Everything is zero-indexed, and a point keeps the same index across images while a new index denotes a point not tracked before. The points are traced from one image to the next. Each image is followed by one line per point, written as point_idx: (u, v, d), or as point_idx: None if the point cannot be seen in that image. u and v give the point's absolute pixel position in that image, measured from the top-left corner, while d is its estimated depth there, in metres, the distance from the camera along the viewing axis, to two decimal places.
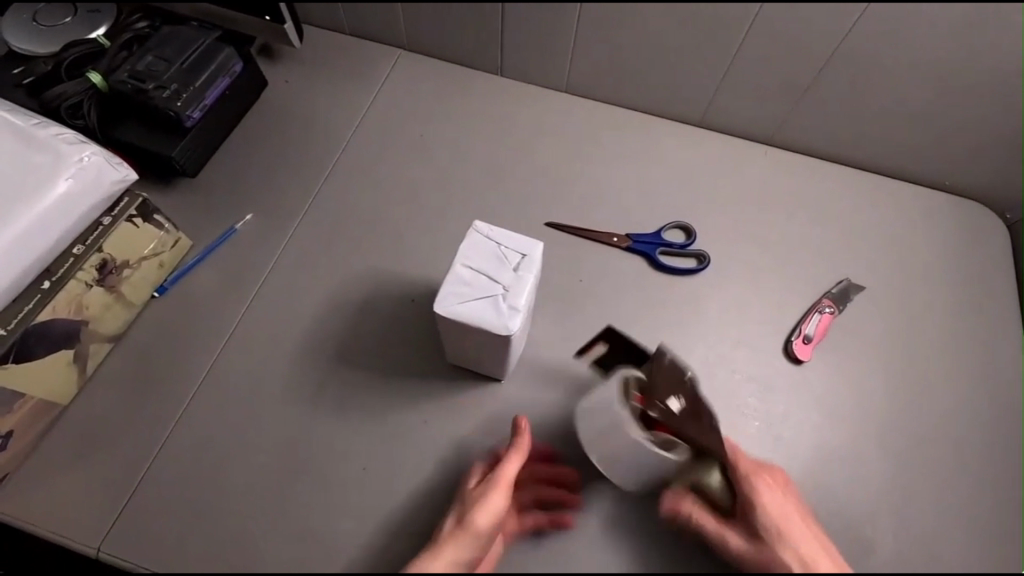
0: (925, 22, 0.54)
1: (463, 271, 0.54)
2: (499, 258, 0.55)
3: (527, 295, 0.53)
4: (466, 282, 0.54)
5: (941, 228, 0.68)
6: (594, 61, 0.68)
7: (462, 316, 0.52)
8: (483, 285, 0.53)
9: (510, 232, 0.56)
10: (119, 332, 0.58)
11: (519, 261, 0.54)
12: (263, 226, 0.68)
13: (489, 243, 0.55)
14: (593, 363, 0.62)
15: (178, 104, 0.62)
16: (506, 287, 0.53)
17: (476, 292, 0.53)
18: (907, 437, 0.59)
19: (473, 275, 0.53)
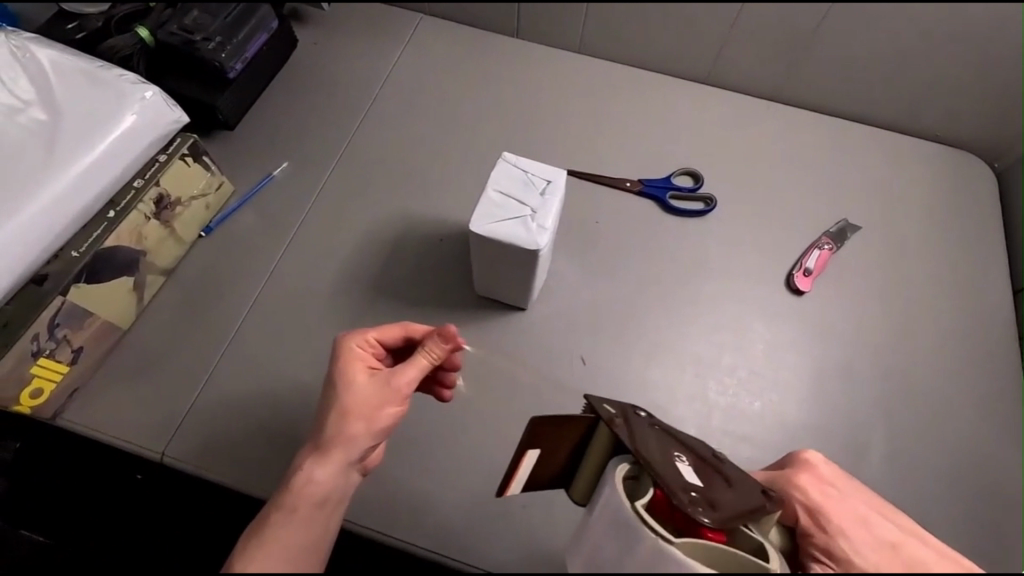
0: None
1: (494, 196, 0.57)
2: (526, 179, 0.57)
3: (554, 216, 0.55)
4: (497, 205, 0.56)
5: (937, 175, 0.79)
6: (607, 29, 0.81)
7: (494, 234, 0.54)
8: (513, 208, 0.56)
9: (535, 161, 0.58)
10: (169, 268, 0.66)
11: (545, 187, 0.57)
12: (302, 169, 0.75)
13: (515, 169, 0.58)
14: (597, 295, 0.69)
15: (223, 55, 0.68)
16: (534, 205, 0.56)
17: (506, 214, 0.56)
18: (893, 355, 0.68)
19: (504, 199, 0.56)
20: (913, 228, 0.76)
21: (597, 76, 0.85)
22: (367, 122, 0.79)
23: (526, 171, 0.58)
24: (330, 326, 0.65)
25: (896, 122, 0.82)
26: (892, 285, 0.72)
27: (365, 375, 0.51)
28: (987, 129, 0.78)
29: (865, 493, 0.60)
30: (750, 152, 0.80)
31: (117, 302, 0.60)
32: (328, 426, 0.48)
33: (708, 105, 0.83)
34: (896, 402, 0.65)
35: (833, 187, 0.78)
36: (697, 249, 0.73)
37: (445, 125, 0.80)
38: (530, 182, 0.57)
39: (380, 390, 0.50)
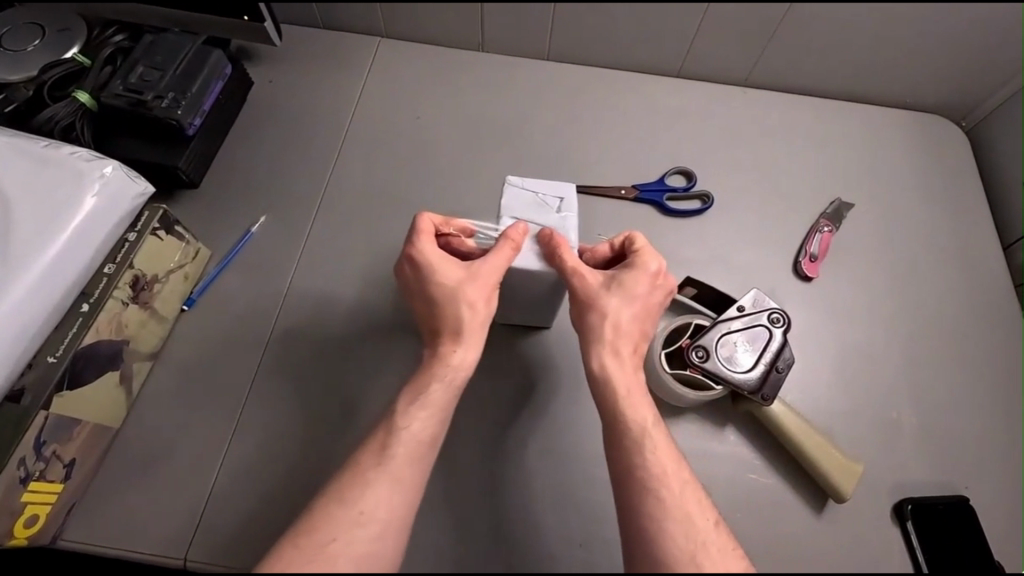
0: None
1: (510, 222, 0.56)
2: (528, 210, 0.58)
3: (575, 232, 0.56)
4: (517, 230, 0.55)
5: (915, 142, 0.81)
6: (576, 33, 0.79)
7: (523, 259, 0.52)
8: (534, 230, 0.55)
9: (540, 182, 0.59)
10: (155, 351, 0.60)
11: (557, 206, 0.58)
12: (280, 222, 0.70)
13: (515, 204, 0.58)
14: None
15: (179, 112, 0.62)
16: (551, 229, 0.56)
17: (528, 237, 0.55)
18: (909, 326, 0.68)
19: (523, 221, 0.55)
20: (902, 197, 0.77)
21: (570, 81, 0.83)
22: (342, 160, 0.75)
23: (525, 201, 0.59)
24: (344, 386, 0.60)
25: (870, 94, 0.83)
26: (895, 257, 0.73)
27: (456, 267, 0.50)
28: (956, 92, 0.80)
29: (912, 471, 0.60)
30: (735, 141, 0.80)
31: (106, 401, 0.54)
32: (447, 282, 0.49)
33: (687, 98, 0.82)
34: (924, 374, 0.66)
35: (821, 168, 0.78)
36: (702, 249, 0.72)
37: (425, 154, 0.76)
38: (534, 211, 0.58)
39: (480, 283, 0.49)
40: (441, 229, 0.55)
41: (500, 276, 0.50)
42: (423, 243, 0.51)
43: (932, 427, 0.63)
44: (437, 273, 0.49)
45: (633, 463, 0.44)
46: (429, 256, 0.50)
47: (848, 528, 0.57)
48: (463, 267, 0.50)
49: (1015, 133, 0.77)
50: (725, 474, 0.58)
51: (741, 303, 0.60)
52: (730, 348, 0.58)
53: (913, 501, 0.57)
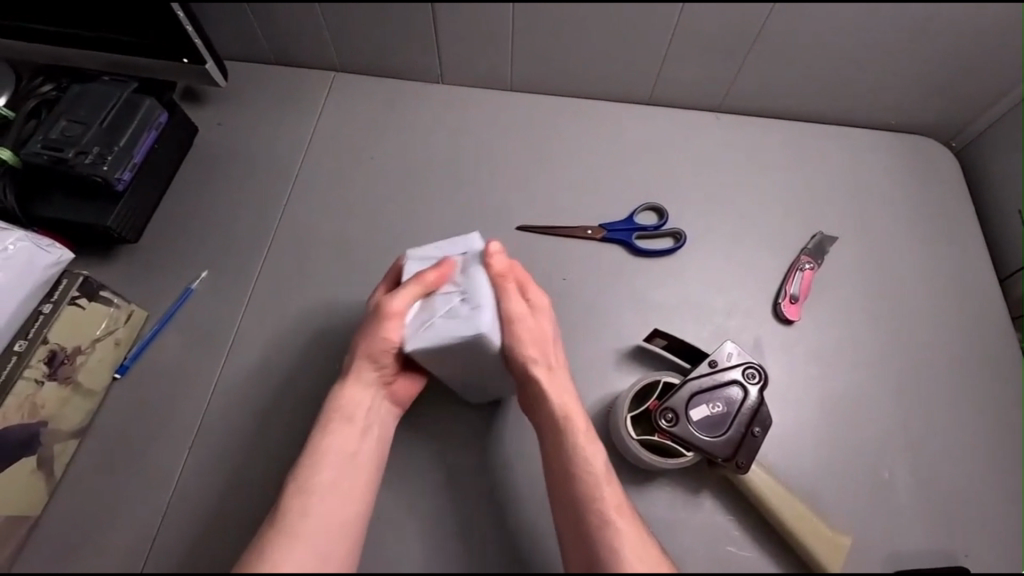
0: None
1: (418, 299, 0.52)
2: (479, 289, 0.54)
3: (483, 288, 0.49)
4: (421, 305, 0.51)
5: (901, 168, 0.76)
6: (539, 64, 0.75)
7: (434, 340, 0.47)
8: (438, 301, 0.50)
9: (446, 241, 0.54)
10: (82, 426, 0.55)
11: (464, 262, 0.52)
12: (221, 277, 0.65)
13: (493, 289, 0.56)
14: (578, 363, 0.63)
15: (105, 168, 0.58)
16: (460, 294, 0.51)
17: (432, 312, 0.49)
18: (900, 371, 0.63)
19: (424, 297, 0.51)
20: (888, 229, 0.72)
21: (534, 113, 0.78)
22: (291, 206, 0.71)
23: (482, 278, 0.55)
24: (285, 460, 0.56)
25: (851, 117, 0.78)
26: (883, 296, 0.68)
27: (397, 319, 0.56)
28: (944, 114, 0.76)
29: (905, 539, 0.55)
30: (710, 173, 0.75)
31: (19, 489, 0.51)
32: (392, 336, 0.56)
33: (658, 127, 0.78)
34: (917, 427, 0.60)
35: (801, 198, 0.74)
36: (675, 291, 0.67)
37: (380, 197, 0.72)
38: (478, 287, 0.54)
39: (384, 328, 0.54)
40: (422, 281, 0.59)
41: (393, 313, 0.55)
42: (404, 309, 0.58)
43: (926, 485, 0.58)
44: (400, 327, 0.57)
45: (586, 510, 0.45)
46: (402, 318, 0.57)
47: None
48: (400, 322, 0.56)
49: (1008, 156, 0.73)
50: (700, 549, 0.53)
51: (714, 358, 0.55)
52: (702, 410, 0.53)
53: (909, 573, 0.52)
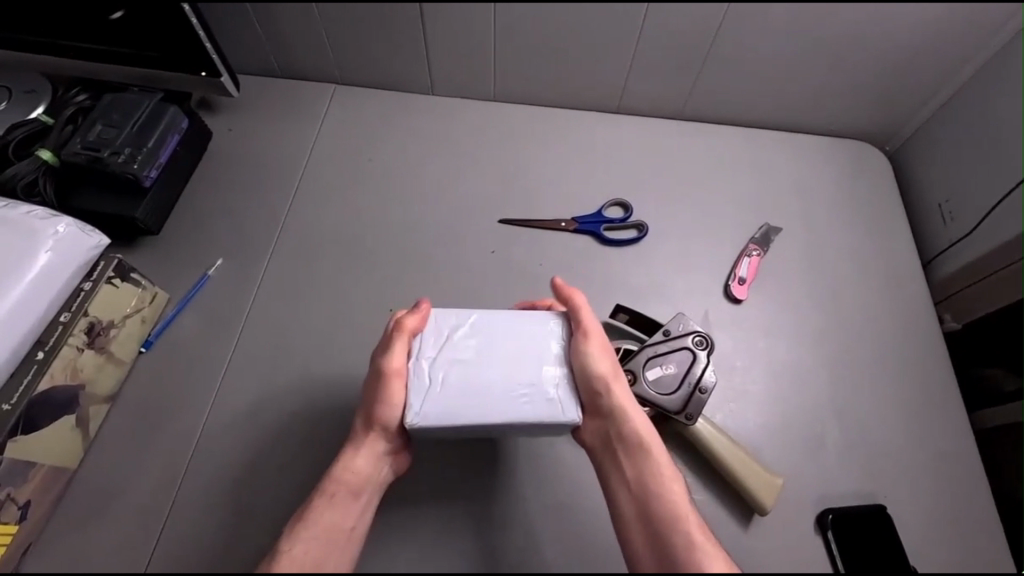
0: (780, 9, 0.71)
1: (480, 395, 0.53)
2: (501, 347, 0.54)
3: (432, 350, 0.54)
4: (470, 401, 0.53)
5: (840, 168, 0.86)
6: (519, 76, 0.84)
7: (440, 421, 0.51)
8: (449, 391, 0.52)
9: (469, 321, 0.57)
10: (111, 394, 0.63)
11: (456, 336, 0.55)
12: (234, 265, 0.73)
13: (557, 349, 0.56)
14: None
15: (135, 166, 0.66)
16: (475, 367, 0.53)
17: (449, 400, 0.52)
18: (835, 343, 0.72)
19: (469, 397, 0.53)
20: (826, 221, 0.82)
21: (514, 120, 0.88)
22: (297, 203, 0.79)
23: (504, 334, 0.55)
24: (294, 422, 0.64)
25: (797, 123, 0.88)
26: (821, 279, 0.77)
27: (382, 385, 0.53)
28: (877, 120, 0.86)
29: (835, 486, 0.63)
30: (671, 172, 0.84)
31: (61, 442, 0.58)
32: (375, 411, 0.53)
33: (625, 132, 0.87)
34: (850, 390, 0.69)
35: (751, 194, 0.83)
36: (639, 275, 0.76)
37: (377, 192, 0.81)
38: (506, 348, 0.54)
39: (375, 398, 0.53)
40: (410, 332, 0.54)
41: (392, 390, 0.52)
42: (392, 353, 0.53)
43: (853, 439, 0.66)
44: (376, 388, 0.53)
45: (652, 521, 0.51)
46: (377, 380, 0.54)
47: (773, 542, 0.60)
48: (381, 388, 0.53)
49: (932, 156, 0.83)
50: None
51: (666, 328, 0.64)
52: (656, 371, 0.62)
53: (834, 511, 0.61)
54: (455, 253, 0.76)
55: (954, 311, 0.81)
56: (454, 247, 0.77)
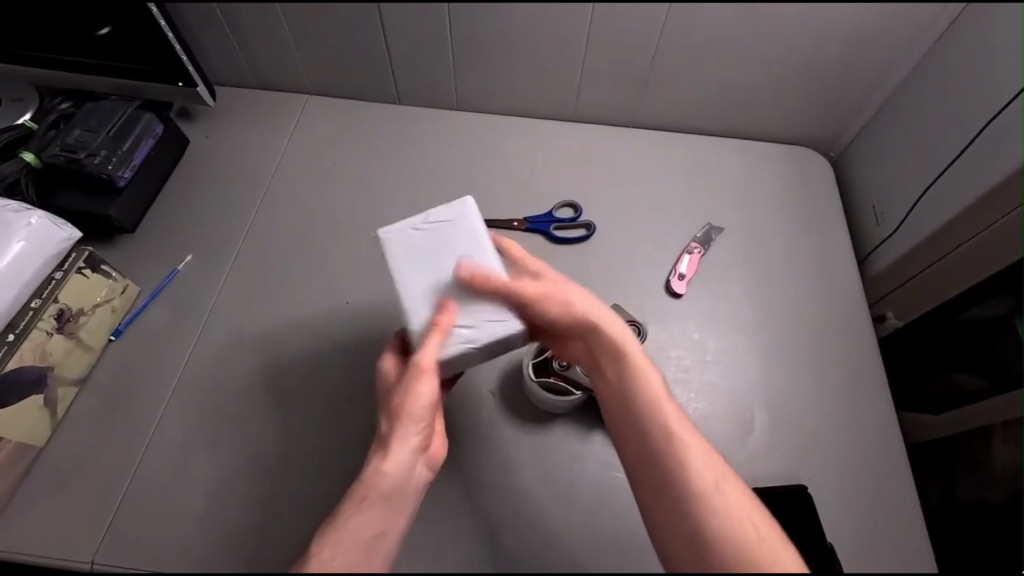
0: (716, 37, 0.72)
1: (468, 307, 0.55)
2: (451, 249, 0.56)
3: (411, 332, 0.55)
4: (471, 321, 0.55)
5: (782, 172, 0.91)
6: (477, 88, 0.90)
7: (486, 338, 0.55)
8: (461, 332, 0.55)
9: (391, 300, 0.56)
10: (82, 377, 0.68)
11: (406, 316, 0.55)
12: (203, 260, 0.78)
13: (448, 220, 0.57)
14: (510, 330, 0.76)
15: (110, 167, 0.71)
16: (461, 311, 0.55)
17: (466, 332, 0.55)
18: (765, 337, 0.77)
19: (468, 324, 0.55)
20: (764, 223, 0.87)
21: (475, 130, 0.93)
22: (266, 204, 0.84)
23: (442, 241, 0.56)
24: (251, 404, 0.68)
25: (742, 131, 0.93)
26: (757, 278, 0.82)
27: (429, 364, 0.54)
28: (817, 129, 0.90)
29: (762, 466, 0.69)
30: (620, 179, 0.90)
31: (29, 420, 0.62)
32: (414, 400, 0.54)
33: (579, 141, 0.94)
34: (780, 382, 0.74)
35: (694, 200, 0.89)
36: (585, 273, 0.81)
37: (342, 195, 0.86)
38: (455, 238, 0.56)
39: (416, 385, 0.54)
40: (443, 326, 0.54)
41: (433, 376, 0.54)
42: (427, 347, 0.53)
43: (777, 425, 0.72)
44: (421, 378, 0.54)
45: (650, 444, 0.53)
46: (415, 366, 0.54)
47: None
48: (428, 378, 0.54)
49: (868, 161, 0.87)
50: (589, 472, 0.64)
51: None
52: None
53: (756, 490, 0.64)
54: None
55: (894, 310, 0.87)
56: None
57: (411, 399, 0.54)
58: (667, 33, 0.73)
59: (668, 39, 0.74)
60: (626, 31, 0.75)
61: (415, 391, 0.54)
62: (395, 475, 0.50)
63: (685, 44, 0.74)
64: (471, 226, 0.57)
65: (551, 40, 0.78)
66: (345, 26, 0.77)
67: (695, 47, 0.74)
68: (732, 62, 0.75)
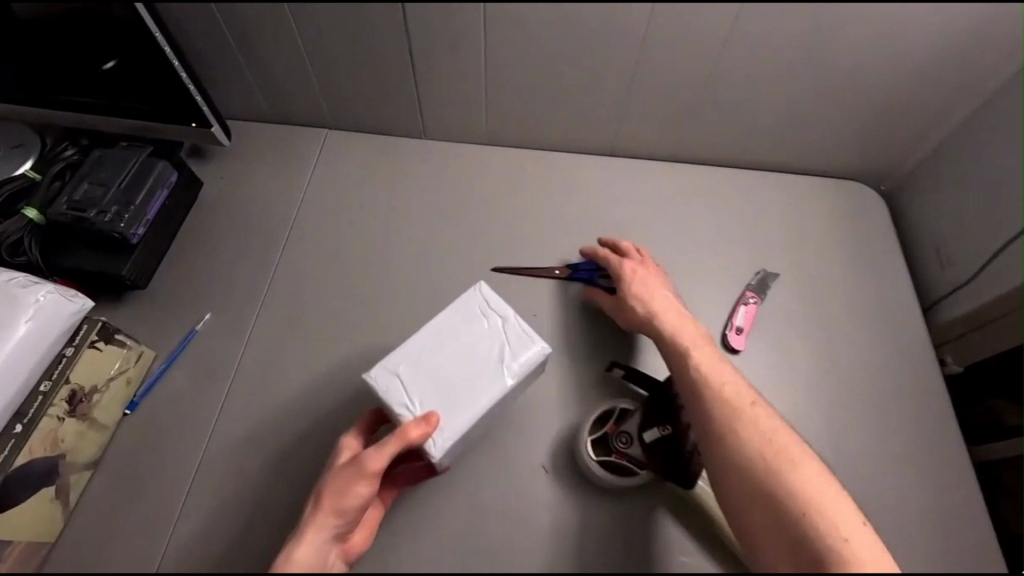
0: (777, 59, 0.68)
1: (462, 390, 0.55)
2: (436, 379, 0.55)
3: (405, 396, 0.55)
4: (458, 400, 0.55)
5: (834, 211, 0.86)
6: (511, 120, 0.83)
7: (470, 420, 0.55)
8: (452, 406, 0.55)
9: (388, 380, 0.55)
10: (95, 459, 0.62)
11: (399, 389, 0.55)
12: (222, 318, 0.72)
13: (396, 382, 0.55)
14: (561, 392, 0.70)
15: (122, 225, 0.65)
16: (449, 388, 0.55)
17: (455, 409, 0.55)
18: (824, 394, 0.73)
19: (456, 403, 0.55)
20: (818, 266, 0.82)
21: (508, 164, 0.87)
22: (288, 252, 0.78)
23: (435, 379, 0.55)
24: (278, 489, 0.61)
25: (793, 165, 0.87)
26: (814, 328, 0.77)
27: (366, 472, 0.52)
28: (872, 162, 0.85)
29: None
30: (664, 220, 0.84)
31: (40, 517, 0.57)
32: (343, 496, 0.52)
33: (619, 176, 0.87)
34: None
35: (744, 240, 0.84)
36: None
37: (368, 240, 0.79)
38: (440, 364, 0.56)
39: (350, 479, 0.52)
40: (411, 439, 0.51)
41: (372, 476, 0.52)
42: (372, 456, 0.51)
43: None
44: (353, 477, 0.52)
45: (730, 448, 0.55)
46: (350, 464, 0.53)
47: None
48: (364, 477, 0.52)
49: (929, 199, 0.82)
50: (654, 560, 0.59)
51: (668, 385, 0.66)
52: (655, 432, 0.63)
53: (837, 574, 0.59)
54: (446, 304, 0.74)
55: (955, 354, 0.80)
56: (444, 298, 0.75)
57: (347, 501, 0.52)
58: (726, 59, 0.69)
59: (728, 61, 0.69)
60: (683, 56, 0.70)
61: (352, 492, 0.52)
62: (307, 560, 0.49)
63: (744, 64, 0.69)
64: (428, 343, 0.57)
65: (597, 69, 0.73)
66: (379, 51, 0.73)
67: (755, 69, 0.69)
68: (790, 85, 0.71)
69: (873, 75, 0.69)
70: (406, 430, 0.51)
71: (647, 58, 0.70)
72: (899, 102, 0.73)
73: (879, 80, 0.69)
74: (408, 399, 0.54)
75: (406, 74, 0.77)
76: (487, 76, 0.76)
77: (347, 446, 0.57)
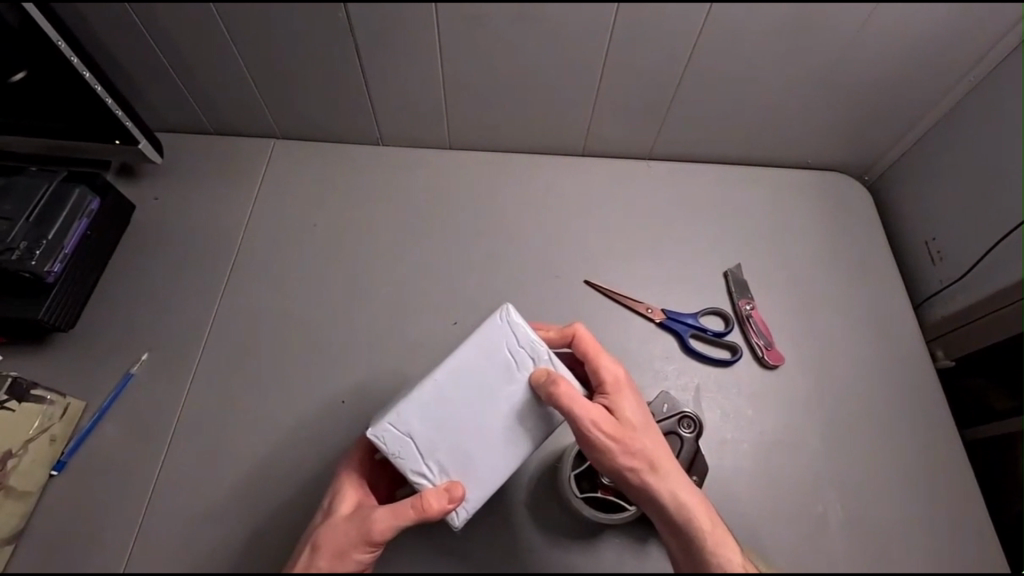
0: (750, 44, 0.64)
1: (482, 456, 0.51)
2: (453, 444, 0.51)
3: (421, 461, 0.51)
4: (476, 468, 0.51)
5: (819, 205, 0.82)
6: (474, 123, 0.77)
7: (491, 488, 0.52)
8: (470, 473, 0.51)
9: (398, 443, 0.50)
10: (16, 531, 0.56)
11: (412, 453, 0.51)
12: (162, 358, 0.65)
13: (409, 446, 0.50)
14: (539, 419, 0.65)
15: (34, 262, 0.59)
16: (469, 455, 0.51)
17: (474, 476, 0.51)
18: (814, 402, 0.70)
19: (475, 470, 0.51)
20: (805, 264, 0.78)
21: (474, 169, 0.81)
22: (234, 279, 0.71)
23: (454, 446, 0.51)
24: (233, 546, 0.56)
25: (775, 159, 0.83)
26: (802, 332, 0.74)
27: (373, 534, 0.50)
28: (854, 153, 0.81)
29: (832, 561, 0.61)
30: (643, 223, 0.79)
31: None
32: (345, 553, 0.50)
33: (593, 177, 0.81)
34: (842, 464, 0.66)
35: (728, 241, 0.79)
36: (615, 340, 0.71)
37: (324, 262, 0.73)
38: (457, 428, 0.51)
39: (354, 535, 0.50)
40: (427, 506, 0.49)
41: (379, 537, 0.50)
42: (384, 520, 0.50)
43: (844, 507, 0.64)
44: (358, 538, 0.50)
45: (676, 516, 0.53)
46: (354, 517, 0.51)
47: None
48: (371, 538, 0.50)
49: (914, 191, 0.79)
50: None
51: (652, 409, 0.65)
52: None
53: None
54: (413, 329, 0.69)
55: (946, 348, 0.76)
56: (410, 323, 0.69)
57: (344, 562, 0.50)
58: (700, 48, 0.64)
59: (700, 49, 0.65)
60: (654, 47, 0.65)
61: (350, 556, 0.50)
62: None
63: (718, 54, 0.65)
64: (445, 404, 0.51)
65: (561, 63, 0.68)
66: (321, 52, 0.66)
67: (729, 57, 0.65)
68: (764, 74, 0.67)
69: (851, 59, 0.65)
70: (425, 498, 0.50)
71: (615, 47, 0.65)
72: (882, 88, 0.69)
73: (859, 65, 0.65)
74: (423, 463, 0.51)
75: (354, 77, 0.70)
76: (444, 72, 0.69)
77: (347, 488, 0.54)
